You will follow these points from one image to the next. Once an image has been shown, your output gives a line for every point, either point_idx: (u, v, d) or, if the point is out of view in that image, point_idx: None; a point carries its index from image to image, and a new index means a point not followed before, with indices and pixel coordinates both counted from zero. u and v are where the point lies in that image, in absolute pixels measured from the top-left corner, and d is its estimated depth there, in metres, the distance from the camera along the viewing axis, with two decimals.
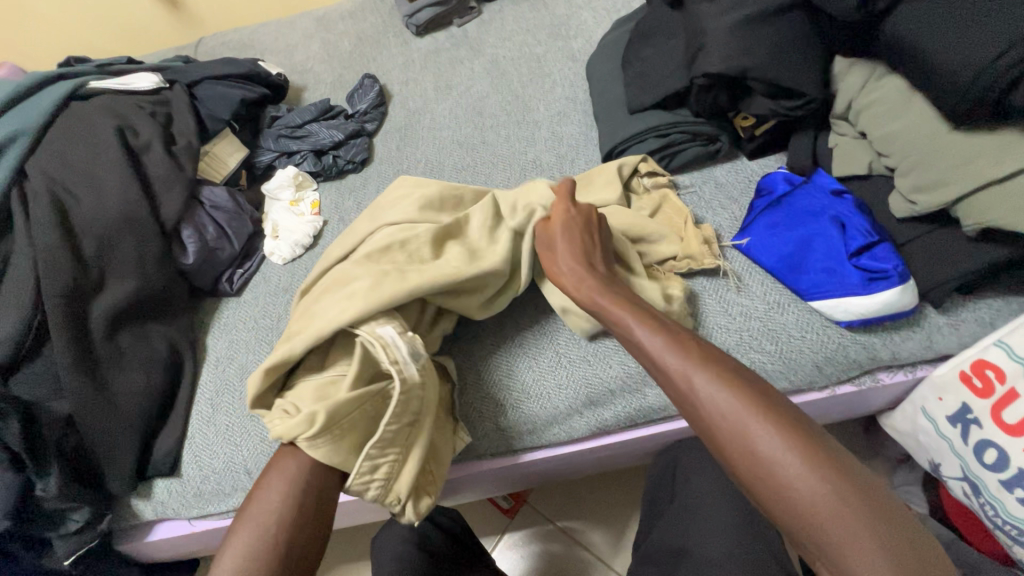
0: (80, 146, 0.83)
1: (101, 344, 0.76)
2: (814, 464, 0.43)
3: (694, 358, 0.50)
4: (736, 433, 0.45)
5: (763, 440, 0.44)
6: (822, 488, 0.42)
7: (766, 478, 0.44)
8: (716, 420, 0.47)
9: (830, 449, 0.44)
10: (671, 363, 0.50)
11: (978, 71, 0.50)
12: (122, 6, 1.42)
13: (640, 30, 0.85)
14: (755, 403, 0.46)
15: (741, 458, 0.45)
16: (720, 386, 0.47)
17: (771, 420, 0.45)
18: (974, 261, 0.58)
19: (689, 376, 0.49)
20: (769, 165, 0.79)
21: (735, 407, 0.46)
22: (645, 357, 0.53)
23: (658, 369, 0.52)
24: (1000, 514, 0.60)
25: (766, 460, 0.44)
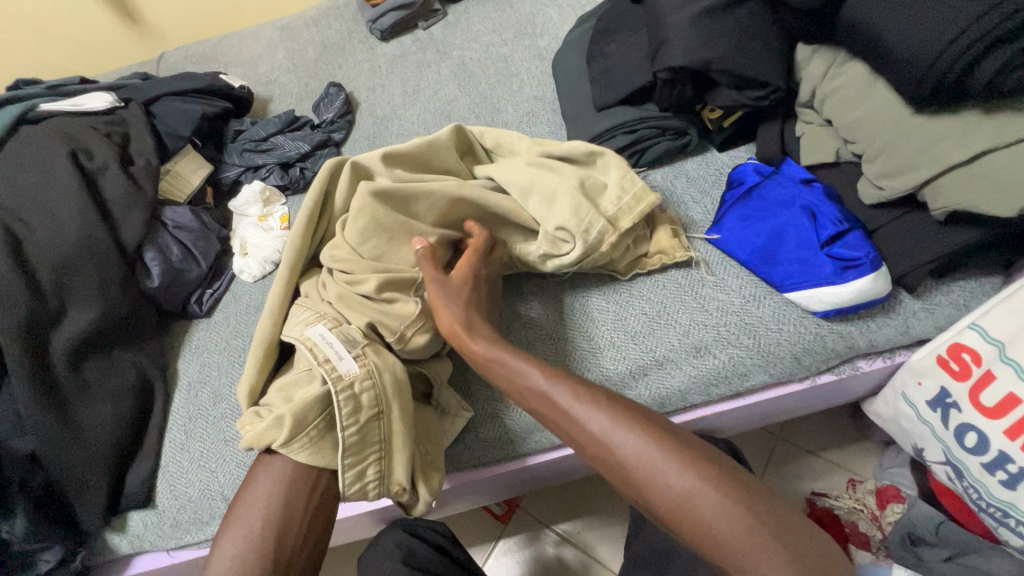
0: (30, 172, 0.80)
1: (65, 376, 0.73)
2: (720, 482, 0.46)
3: (605, 408, 0.52)
4: (650, 475, 0.48)
5: (673, 477, 0.47)
6: (734, 511, 0.45)
7: (683, 514, 0.46)
8: (630, 465, 0.49)
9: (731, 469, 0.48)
10: (585, 421, 0.52)
11: (935, 54, 0.49)
12: (79, 26, 1.39)
13: (603, 26, 0.84)
14: (665, 442, 0.49)
15: (658, 496, 0.47)
16: (628, 431, 0.50)
17: (676, 453, 0.48)
18: (945, 244, 0.58)
19: (609, 427, 0.51)
20: (739, 157, 0.79)
21: (644, 449, 0.49)
22: (554, 410, 0.54)
23: (569, 423, 0.53)
24: (983, 496, 0.60)
25: (679, 494, 0.47)
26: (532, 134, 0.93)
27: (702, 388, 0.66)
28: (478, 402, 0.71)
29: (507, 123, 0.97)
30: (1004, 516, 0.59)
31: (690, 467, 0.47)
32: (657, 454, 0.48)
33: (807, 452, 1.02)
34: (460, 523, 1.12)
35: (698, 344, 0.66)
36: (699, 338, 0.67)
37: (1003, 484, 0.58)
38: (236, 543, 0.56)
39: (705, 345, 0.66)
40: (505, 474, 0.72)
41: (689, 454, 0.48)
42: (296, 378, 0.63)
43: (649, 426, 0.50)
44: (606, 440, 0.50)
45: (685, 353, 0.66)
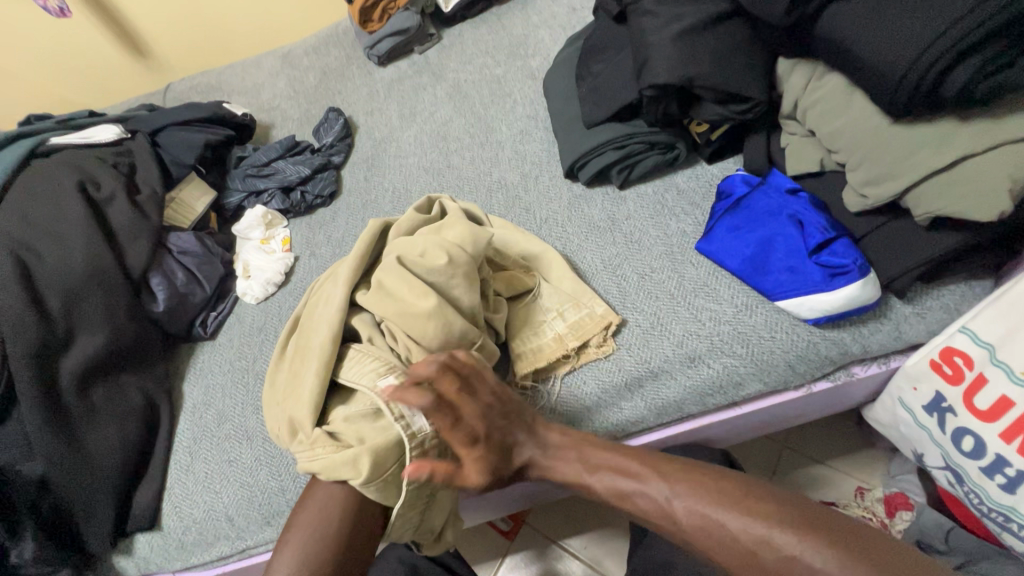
0: (40, 204, 0.83)
1: (73, 402, 0.74)
2: (790, 524, 0.49)
3: (656, 469, 0.56)
4: (713, 528, 0.51)
5: (750, 528, 0.50)
6: (813, 546, 0.47)
7: (772, 561, 0.48)
8: (691, 524, 0.52)
9: (793, 508, 0.50)
10: (643, 502, 0.55)
11: (908, 63, 0.51)
12: (88, 59, 1.43)
13: (590, 47, 0.86)
14: (722, 497, 0.52)
15: (745, 553, 0.49)
16: (690, 492, 0.53)
17: (742, 502, 0.51)
18: (930, 249, 0.58)
19: (669, 493, 0.54)
20: (727, 168, 0.80)
21: (709, 515, 0.52)
22: (611, 497, 0.57)
23: (635, 510, 0.56)
24: (984, 501, 0.60)
25: (751, 537, 0.49)
26: (526, 152, 0.95)
27: (698, 399, 0.67)
28: None
29: (501, 142, 0.99)
30: (1006, 521, 0.59)
31: (747, 507, 0.51)
32: (711, 504, 0.52)
33: (814, 461, 1.01)
34: (468, 538, 1.12)
35: (692, 354, 0.67)
36: (692, 348, 0.67)
37: (1002, 487, 0.57)
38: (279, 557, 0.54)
39: (700, 354, 0.67)
40: (506, 487, 0.73)
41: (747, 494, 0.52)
42: (359, 412, 0.57)
43: (700, 475, 0.55)
44: (660, 507, 0.54)
45: (680, 363, 0.67)
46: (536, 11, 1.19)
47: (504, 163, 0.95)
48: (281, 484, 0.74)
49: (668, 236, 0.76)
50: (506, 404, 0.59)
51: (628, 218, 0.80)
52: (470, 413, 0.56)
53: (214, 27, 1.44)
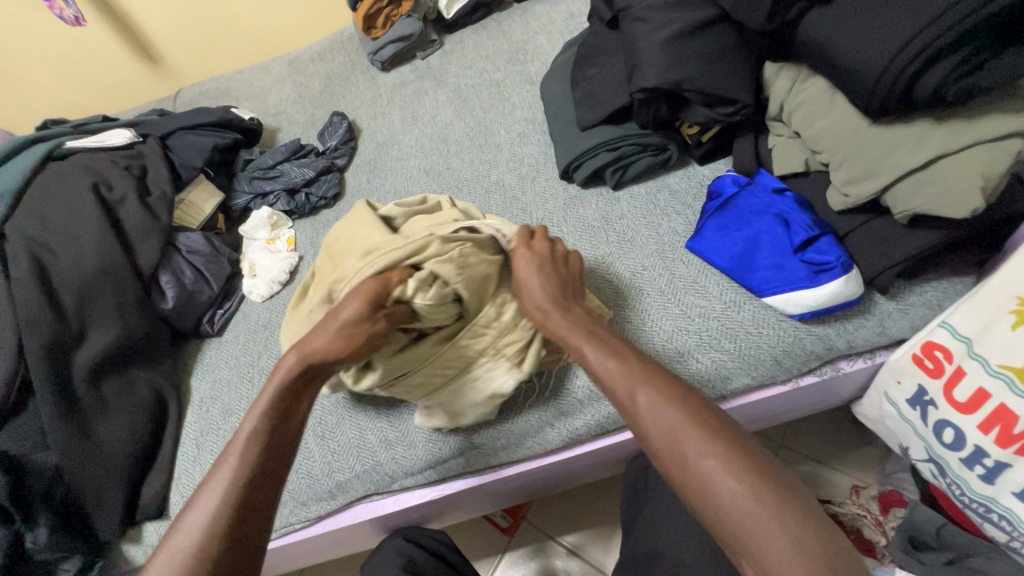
0: (56, 205, 0.86)
1: (85, 394, 0.78)
2: (738, 467, 0.43)
3: (644, 380, 0.49)
4: (666, 441, 0.46)
5: (697, 457, 0.44)
6: (742, 490, 0.42)
7: (698, 487, 0.44)
8: (652, 436, 0.47)
9: (752, 452, 0.44)
10: (617, 380, 0.50)
11: (883, 66, 0.53)
12: (102, 67, 1.48)
13: (584, 52, 0.89)
14: (693, 418, 0.46)
15: (680, 468, 0.45)
16: (664, 405, 0.47)
17: (705, 429, 0.45)
18: (910, 246, 0.60)
19: (636, 391, 0.49)
20: (718, 170, 0.82)
21: (671, 422, 0.46)
22: (591, 373, 0.52)
23: (604, 386, 0.51)
24: (965, 492, 0.61)
25: (702, 481, 0.43)
26: (523, 154, 0.98)
27: None
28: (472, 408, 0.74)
29: (500, 145, 1.02)
30: (987, 511, 0.60)
31: (722, 455, 0.44)
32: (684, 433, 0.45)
33: (808, 459, 1.03)
34: (467, 534, 1.14)
35: (681, 349, 0.69)
36: (681, 343, 0.69)
37: (982, 478, 0.59)
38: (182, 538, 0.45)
39: (688, 349, 0.69)
40: (501, 479, 0.75)
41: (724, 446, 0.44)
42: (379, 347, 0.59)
43: (688, 403, 0.47)
44: (629, 406, 0.49)
45: (669, 357, 0.69)
46: (535, 17, 1.22)
47: (502, 165, 0.98)
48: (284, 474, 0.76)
49: (659, 235, 0.79)
50: (563, 298, 0.59)
51: (621, 218, 0.82)
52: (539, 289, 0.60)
53: (224, 35, 1.48)
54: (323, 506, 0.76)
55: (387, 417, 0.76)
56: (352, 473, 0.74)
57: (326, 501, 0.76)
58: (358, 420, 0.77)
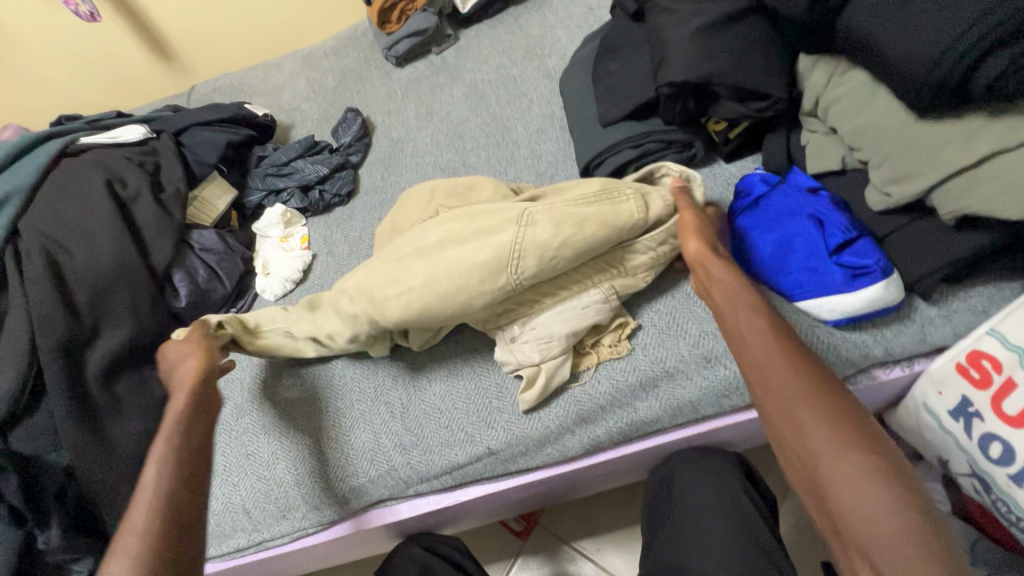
0: (70, 201, 0.86)
1: (98, 393, 0.77)
2: (885, 485, 0.44)
3: (804, 379, 0.50)
4: (807, 449, 0.48)
5: (841, 468, 0.46)
6: (887, 507, 0.43)
7: (836, 500, 0.45)
8: (801, 433, 0.48)
9: (903, 473, 0.45)
10: (773, 373, 0.52)
11: (935, 57, 0.49)
12: (116, 62, 1.48)
13: (607, 45, 0.86)
14: (845, 428, 0.47)
15: (824, 475, 0.46)
16: (817, 413, 0.48)
17: (854, 444, 0.46)
18: (957, 249, 0.57)
19: (789, 389, 0.50)
20: (746, 167, 0.79)
21: (826, 432, 0.47)
22: (749, 361, 0.55)
23: (759, 375, 0.53)
24: (1012, 510, 0.58)
25: (843, 479, 0.45)
26: (542, 152, 0.96)
27: (713, 400, 0.66)
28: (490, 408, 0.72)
29: (517, 141, 1.00)
30: None
31: (872, 459, 0.45)
32: (835, 435, 0.47)
33: None
34: (480, 538, 1.12)
35: (709, 354, 0.67)
36: (708, 348, 0.67)
37: None
38: (127, 547, 0.51)
39: (716, 354, 0.66)
40: (519, 486, 0.73)
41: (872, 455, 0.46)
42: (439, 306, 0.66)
43: (843, 407, 0.49)
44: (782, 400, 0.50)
45: (696, 363, 0.67)
46: (552, 11, 1.19)
47: (520, 163, 0.96)
48: (296, 478, 0.74)
49: None
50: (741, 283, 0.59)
51: None
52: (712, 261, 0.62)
53: (237, 30, 1.47)
54: (334, 511, 0.74)
55: (401, 421, 0.74)
56: (366, 477, 0.73)
57: (340, 505, 0.74)
58: (372, 422, 0.75)
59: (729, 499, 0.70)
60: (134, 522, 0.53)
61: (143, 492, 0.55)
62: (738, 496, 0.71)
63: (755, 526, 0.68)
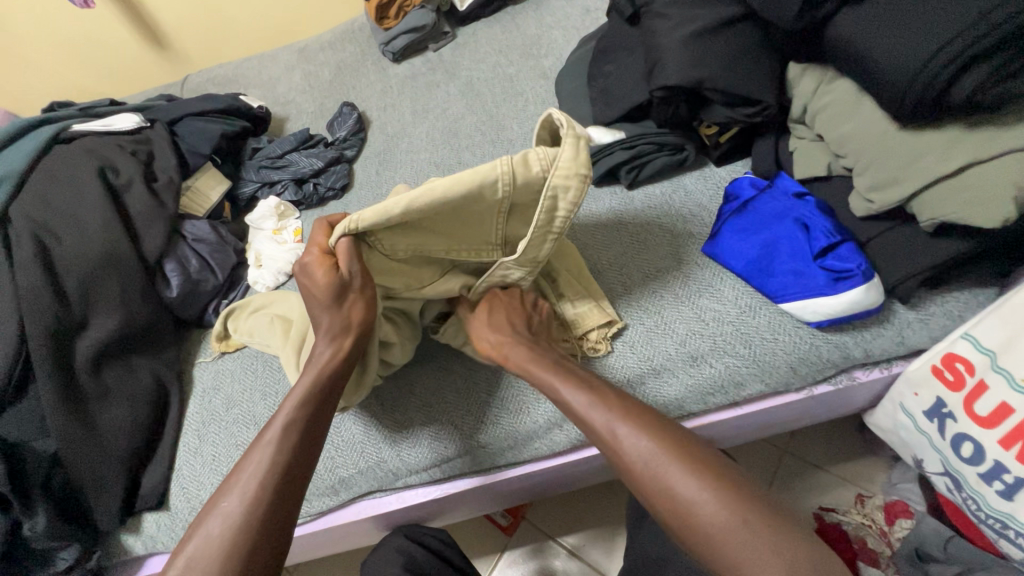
0: (61, 187, 0.85)
1: (87, 381, 0.76)
2: (704, 485, 0.48)
3: (637, 422, 0.53)
4: (655, 475, 0.50)
5: (680, 484, 0.48)
6: (715, 509, 0.46)
7: (680, 515, 0.48)
8: (641, 463, 0.51)
9: (706, 464, 0.49)
10: (601, 421, 0.54)
11: (916, 70, 0.51)
12: (110, 50, 1.47)
13: (602, 48, 0.87)
14: (662, 440, 0.51)
15: (669, 489, 0.49)
16: (637, 432, 0.52)
17: (677, 457, 0.50)
18: (936, 255, 0.59)
19: (610, 418, 0.54)
20: (736, 171, 0.81)
21: (652, 451, 0.51)
22: (577, 418, 0.57)
23: (589, 429, 0.55)
24: (982, 508, 0.60)
25: (681, 500, 0.48)
26: None
27: (699, 398, 0.67)
28: (479, 392, 0.74)
29: (512, 140, 1.01)
30: (1004, 528, 0.59)
31: (688, 470, 0.49)
32: (657, 461, 0.50)
33: (816, 467, 1.01)
34: (466, 533, 1.13)
35: (694, 353, 0.68)
36: (694, 347, 0.68)
37: (1001, 493, 0.57)
38: (204, 540, 0.50)
39: (701, 354, 0.68)
40: (506, 479, 0.75)
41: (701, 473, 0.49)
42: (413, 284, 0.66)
43: (663, 433, 0.52)
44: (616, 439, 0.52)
45: (682, 361, 0.68)
46: (550, 12, 1.21)
47: None
48: None
49: (674, 236, 0.77)
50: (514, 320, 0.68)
51: (635, 218, 0.80)
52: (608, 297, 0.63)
53: (233, 21, 1.46)
54: (323, 501, 0.74)
55: (391, 414, 0.75)
56: (355, 469, 0.73)
57: (327, 496, 0.74)
58: (362, 413, 0.76)
59: None
60: (217, 505, 0.52)
61: (256, 473, 0.53)
62: None
63: None
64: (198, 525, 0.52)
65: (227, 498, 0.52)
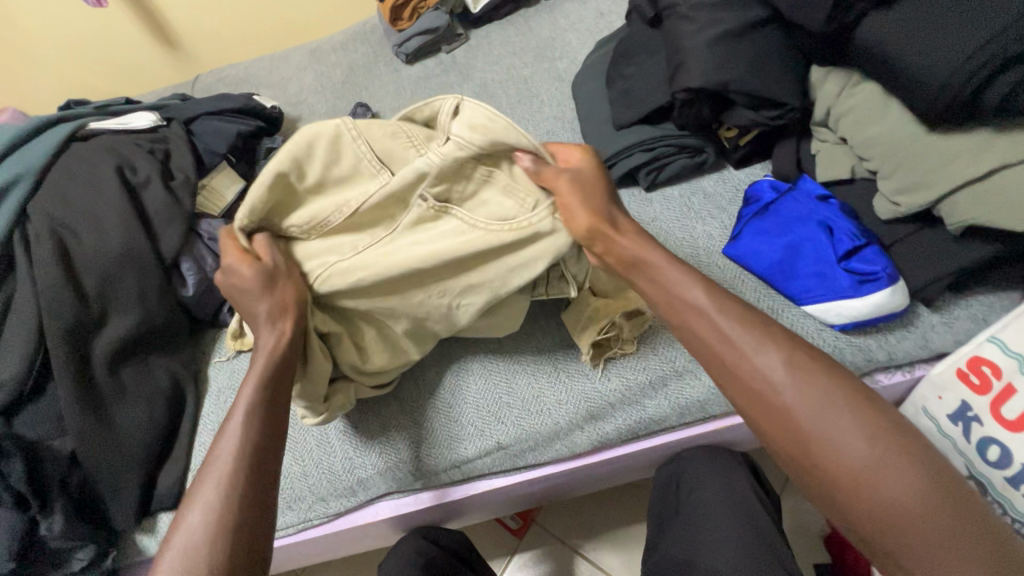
0: (79, 185, 0.85)
1: (104, 380, 0.76)
2: (876, 442, 0.43)
3: (791, 366, 0.47)
4: (814, 432, 0.45)
5: (844, 440, 0.44)
6: (893, 470, 0.42)
7: (848, 477, 0.43)
8: (802, 415, 0.45)
9: (876, 415, 0.45)
10: (749, 363, 0.48)
11: (950, 73, 0.51)
12: (120, 49, 1.46)
13: (622, 50, 0.87)
14: (829, 391, 0.46)
15: (832, 450, 0.44)
16: (799, 379, 0.46)
17: (844, 406, 0.45)
18: (963, 259, 0.59)
19: (761, 363, 0.48)
20: (755, 174, 0.81)
21: (818, 403, 0.45)
22: (721, 361, 0.50)
23: (734, 372, 0.49)
24: (1008, 512, 0.59)
25: (836, 448, 0.44)
26: None
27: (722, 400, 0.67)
28: (496, 394, 0.73)
29: None
30: None
31: (863, 425, 0.44)
32: (824, 412, 0.45)
33: None
34: (476, 536, 1.13)
35: None
36: None
37: None
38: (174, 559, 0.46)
39: None
40: (525, 481, 0.74)
41: (878, 422, 0.44)
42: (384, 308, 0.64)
43: (828, 381, 0.46)
44: (771, 389, 0.47)
45: None
46: (563, 15, 1.21)
47: None
48: (303, 469, 0.74)
49: (694, 239, 0.77)
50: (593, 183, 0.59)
51: (654, 220, 0.80)
52: (624, 236, 0.56)
53: (244, 20, 1.46)
54: (341, 503, 0.74)
55: (410, 414, 0.75)
56: (374, 469, 0.73)
57: (345, 497, 0.74)
58: (380, 414, 0.75)
59: (738, 500, 0.72)
60: (183, 518, 0.48)
61: (217, 475, 0.49)
62: (744, 495, 0.72)
63: (759, 524, 0.69)
64: (167, 544, 0.48)
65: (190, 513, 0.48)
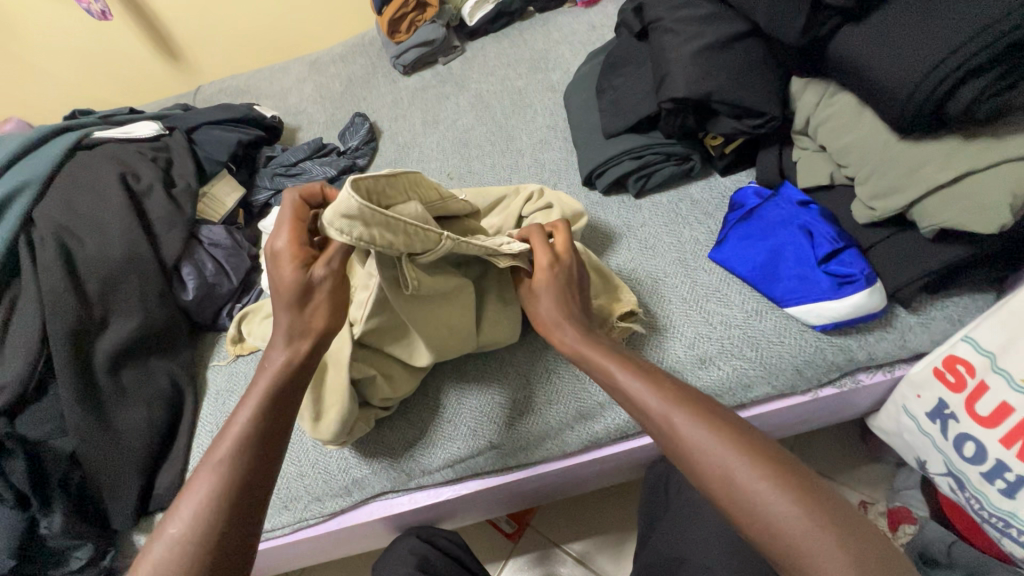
0: (84, 192, 0.87)
1: (105, 381, 0.78)
2: (772, 480, 0.44)
3: (688, 408, 0.50)
4: (714, 469, 0.46)
5: (741, 475, 0.45)
6: (788, 507, 0.42)
7: (746, 514, 0.44)
8: (697, 453, 0.47)
9: (774, 456, 0.46)
10: (651, 403, 0.51)
11: (916, 83, 0.54)
12: (123, 61, 1.50)
13: (611, 62, 0.90)
14: (724, 432, 0.47)
15: (728, 483, 0.45)
16: (692, 419, 0.49)
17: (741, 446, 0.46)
18: (937, 260, 0.61)
19: (662, 404, 0.51)
20: (741, 181, 0.84)
21: (712, 441, 0.47)
22: (632, 403, 0.53)
23: (643, 414, 0.52)
24: (985, 507, 0.62)
25: (733, 482, 0.45)
26: (545, 160, 0.99)
27: None
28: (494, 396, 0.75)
29: (521, 150, 1.03)
30: (1005, 526, 0.60)
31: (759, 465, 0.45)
32: (719, 448, 0.46)
33: None
34: (471, 541, 1.14)
35: (703, 356, 0.69)
36: (702, 349, 0.70)
37: (1003, 492, 0.59)
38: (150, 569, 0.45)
39: (709, 356, 0.69)
40: (518, 481, 0.76)
41: (775, 461, 0.45)
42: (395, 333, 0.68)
43: (724, 423, 0.48)
44: (670, 427, 0.49)
45: (689, 364, 0.69)
46: (557, 28, 1.25)
47: (523, 170, 1.00)
48: (300, 469, 0.76)
49: (681, 243, 0.79)
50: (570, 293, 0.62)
51: (643, 225, 0.82)
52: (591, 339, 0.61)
53: (245, 33, 1.49)
54: (337, 502, 0.75)
55: (405, 415, 0.76)
56: (370, 469, 0.74)
57: (341, 496, 0.75)
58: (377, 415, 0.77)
59: None
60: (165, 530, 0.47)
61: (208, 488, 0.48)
62: None
63: None
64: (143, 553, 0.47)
65: (173, 521, 0.47)
